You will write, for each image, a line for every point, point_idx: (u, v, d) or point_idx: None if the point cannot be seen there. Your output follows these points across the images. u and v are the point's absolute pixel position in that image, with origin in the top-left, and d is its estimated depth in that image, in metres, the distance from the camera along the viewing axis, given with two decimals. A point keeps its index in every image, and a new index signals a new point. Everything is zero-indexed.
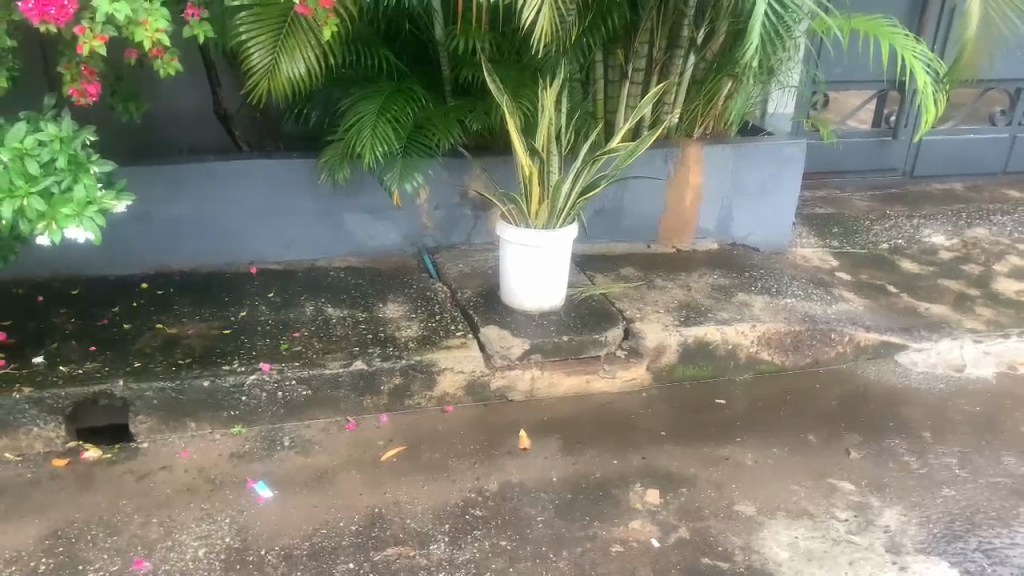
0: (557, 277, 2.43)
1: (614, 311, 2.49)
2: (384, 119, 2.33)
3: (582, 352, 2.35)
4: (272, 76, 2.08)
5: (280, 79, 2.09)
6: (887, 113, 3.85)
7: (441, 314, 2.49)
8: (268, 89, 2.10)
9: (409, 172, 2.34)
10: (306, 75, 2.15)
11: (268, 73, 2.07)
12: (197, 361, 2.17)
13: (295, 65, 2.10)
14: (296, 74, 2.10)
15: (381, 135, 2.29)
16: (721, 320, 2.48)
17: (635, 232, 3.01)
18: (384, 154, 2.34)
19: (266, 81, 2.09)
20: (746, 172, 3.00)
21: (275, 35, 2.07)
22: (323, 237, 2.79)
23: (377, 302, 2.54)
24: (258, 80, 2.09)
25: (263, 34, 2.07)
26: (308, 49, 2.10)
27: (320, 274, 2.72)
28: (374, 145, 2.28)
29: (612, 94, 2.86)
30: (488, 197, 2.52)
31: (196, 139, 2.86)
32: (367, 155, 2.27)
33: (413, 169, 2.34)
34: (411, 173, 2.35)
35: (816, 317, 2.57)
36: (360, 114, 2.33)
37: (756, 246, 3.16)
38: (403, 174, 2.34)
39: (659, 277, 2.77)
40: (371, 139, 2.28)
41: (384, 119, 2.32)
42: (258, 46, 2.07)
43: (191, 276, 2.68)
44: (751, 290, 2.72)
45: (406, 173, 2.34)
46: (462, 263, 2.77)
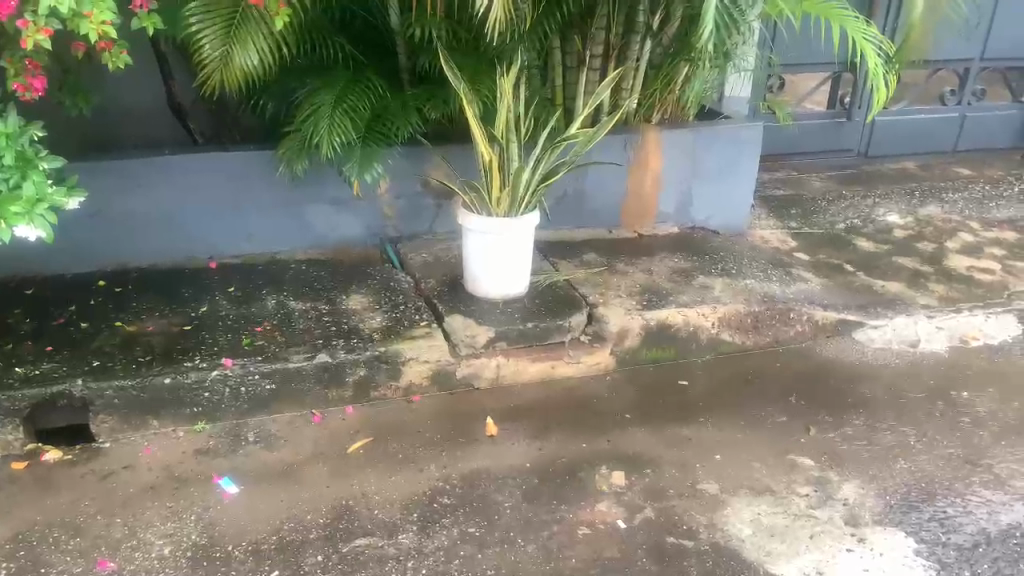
0: (521, 264, 2.44)
1: (578, 297, 2.50)
2: (341, 109, 2.30)
3: (547, 338, 2.37)
4: (226, 67, 2.04)
5: (234, 70, 2.04)
6: (841, 95, 3.92)
7: (405, 304, 2.48)
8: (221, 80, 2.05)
9: (369, 162, 2.32)
10: (260, 66, 2.11)
11: (220, 63, 2.02)
12: (158, 359, 2.15)
13: (247, 55, 2.05)
14: (250, 65, 2.06)
15: (338, 125, 2.27)
16: (683, 303, 2.51)
17: (597, 217, 3.03)
18: (343, 145, 2.32)
19: (219, 72, 2.04)
20: (704, 155, 3.04)
21: (227, 25, 2.03)
22: (283, 230, 2.76)
23: (341, 294, 2.53)
24: (211, 71, 2.04)
25: (214, 25, 2.03)
26: (260, 39, 2.06)
27: (282, 268, 2.69)
28: (331, 136, 2.25)
29: (571, 81, 2.87)
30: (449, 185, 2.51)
31: (150, 133, 2.81)
32: (324, 145, 2.24)
33: (372, 159, 2.32)
34: (372, 163, 2.32)
35: (775, 297, 2.62)
36: (317, 105, 2.30)
37: (715, 229, 3.19)
38: (363, 164, 2.32)
39: (621, 262, 2.80)
40: (328, 130, 2.25)
41: (341, 109, 2.30)
42: (210, 37, 2.03)
43: (149, 272, 2.63)
44: (712, 272, 2.75)
45: (365, 164, 2.32)
46: (425, 252, 2.77)
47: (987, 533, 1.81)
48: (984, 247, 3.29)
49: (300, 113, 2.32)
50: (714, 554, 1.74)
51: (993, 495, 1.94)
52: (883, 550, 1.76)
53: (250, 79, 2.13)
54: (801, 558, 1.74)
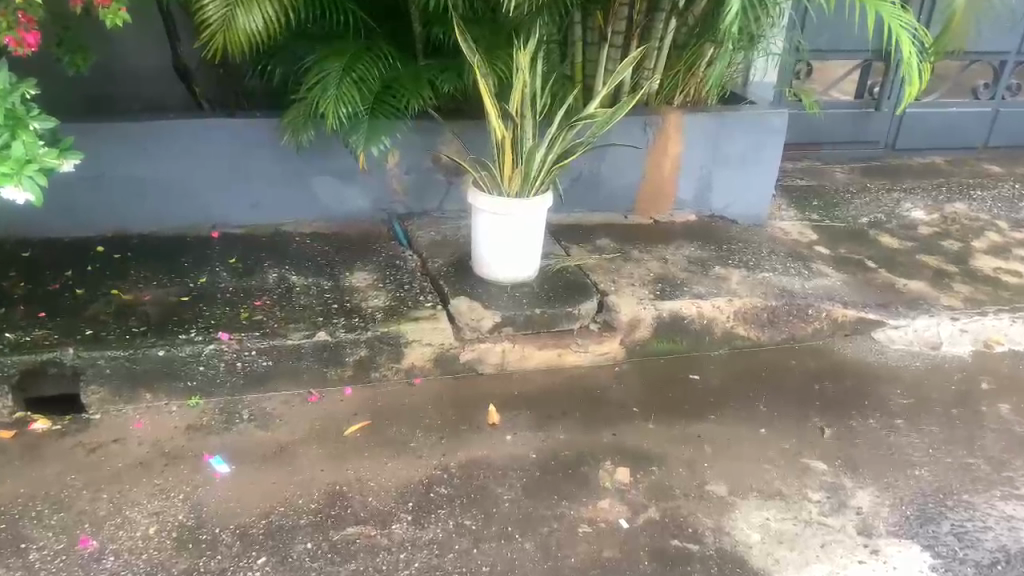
0: (530, 247, 2.36)
1: (588, 284, 2.43)
2: (349, 79, 2.21)
3: (555, 325, 2.30)
4: (229, 30, 1.93)
5: (237, 34, 1.94)
6: (870, 85, 3.77)
7: (411, 284, 2.41)
8: (223, 43, 1.95)
9: (376, 137, 2.24)
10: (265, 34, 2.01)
11: (222, 26, 1.92)
12: (152, 330, 2.08)
13: (251, 18, 1.95)
14: (254, 29, 1.95)
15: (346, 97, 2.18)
16: (697, 294, 2.42)
17: (613, 201, 2.93)
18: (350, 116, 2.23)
19: (221, 35, 1.94)
20: (727, 141, 2.94)
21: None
22: (289, 201, 2.67)
23: (344, 271, 2.44)
24: (212, 33, 1.94)
25: None
26: (266, 5, 1.96)
27: (285, 241, 2.61)
28: (336, 107, 2.16)
29: (591, 58, 2.76)
30: (460, 162, 2.42)
31: (154, 96, 2.73)
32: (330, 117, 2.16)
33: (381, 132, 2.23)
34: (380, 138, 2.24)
35: (794, 292, 2.52)
36: (323, 74, 2.21)
37: (734, 218, 3.10)
38: (369, 139, 2.23)
39: (635, 249, 2.71)
40: (334, 101, 2.16)
41: (348, 80, 2.21)
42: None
43: (150, 239, 2.57)
44: (728, 264, 2.65)
45: (372, 138, 2.23)
46: (434, 230, 2.69)
47: (1007, 551, 1.73)
48: (1013, 249, 3.17)
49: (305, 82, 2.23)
50: (719, 561, 1.67)
51: (1014, 510, 1.86)
52: (897, 564, 1.68)
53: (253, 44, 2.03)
54: (810, 568, 1.66)
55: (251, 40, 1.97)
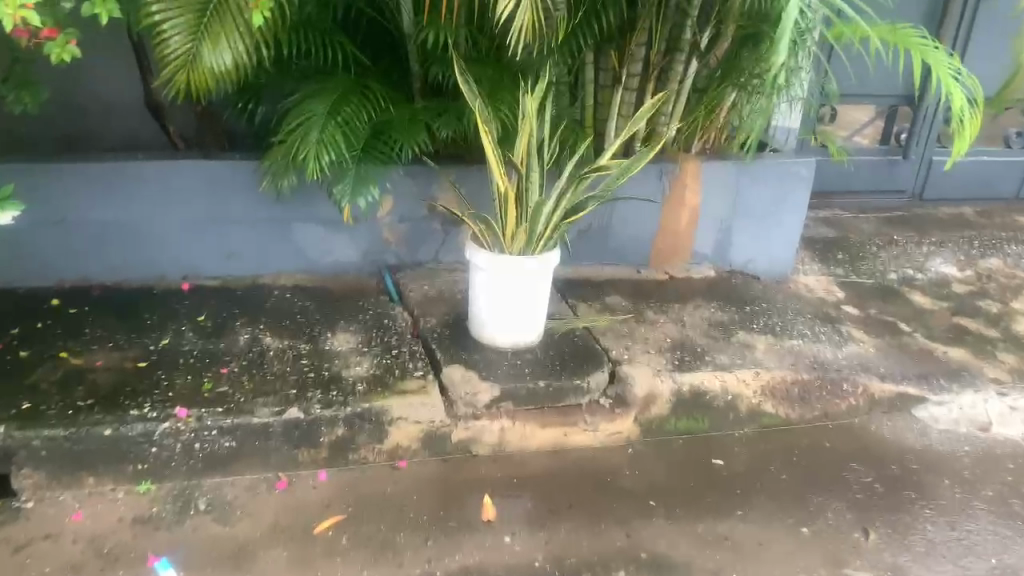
0: (534, 310, 2.11)
1: (599, 351, 2.16)
2: (334, 122, 1.97)
3: (560, 400, 2.03)
4: (191, 67, 1.70)
5: (201, 72, 1.71)
6: (897, 131, 3.58)
7: (400, 348, 2.14)
8: (184, 82, 1.71)
9: (363, 187, 1.99)
10: (234, 70, 1.77)
11: (184, 62, 1.68)
12: (99, 404, 1.83)
13: (219, 55, 1.72)
14: (221, 67, 1.72)
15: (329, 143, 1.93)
16: (721, 365, 2.17)
17: (624, 255, 2.68)
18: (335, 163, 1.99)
19: (182, 72, 1.70)
20: (749, 191, 2.70)
21: (196, 19, 1.70)
22: (268, 249, 2.42)
23: (325, 331, 2.18)
24: (172, 70, 1.70)
25: (182, 18, 1.69)
26: (235, 37, 1.72)
27: (263, 294, 2.36)
28: (319, 154, 1.91)
29: (603, 101, 2.53)
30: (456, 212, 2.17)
31: (124, 130, 2.49)
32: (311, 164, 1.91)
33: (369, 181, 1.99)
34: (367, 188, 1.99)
35: (826, 364, 2.26)
36: (306, 115, 1.96)
37: (755, 274, 2.85)
38: (356, 189, 1.98)
39: (650, 308, 2.44)
40: (316, 147, 1.91)
41: (334, 123, 1.96)
42: (174, 31, 1.69)
43: (112, 291, 2.31)
44: (753, 327, 2.39)
45: (359, 188, 1.99)
46: (429, 284, 2.44)
47: None
48: None
49: (285, 123, 1.98)
50: None
51: None
52: None
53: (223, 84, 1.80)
54: None
55: (217, 80, 1.74)
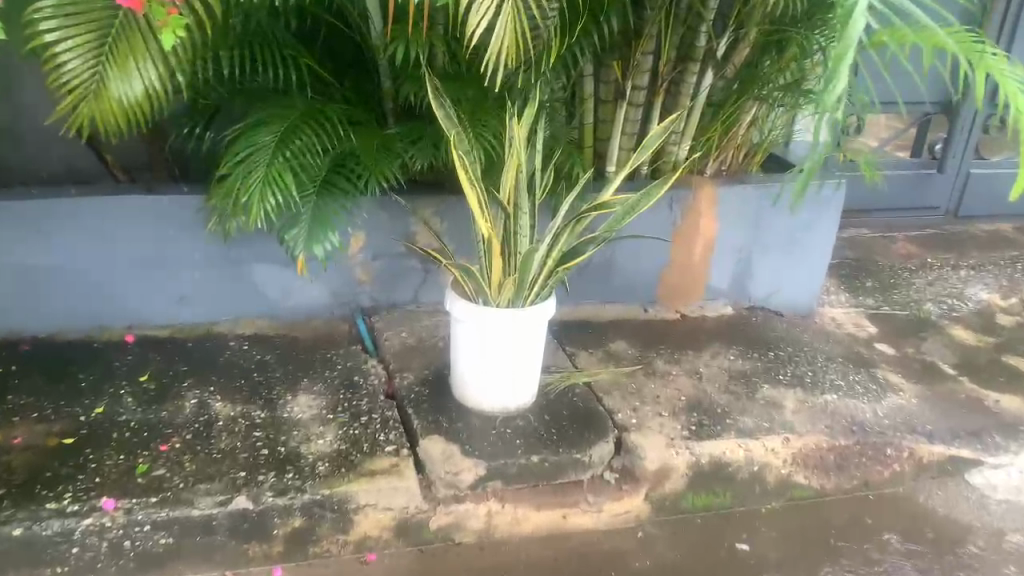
0: (527, 369, 1.82)
1: (602, 415, 1.86)
2: (286, 155, 1.67)
3: (559, 477, 1.74)
4: (97, 98, 1.44)
5: (109, 104, 1.45)
6: (930, 140, 3.25)
7: (371, 413, 1.85)
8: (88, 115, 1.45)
9: (321, 230, 1.70)
10: (150, 101, 1.51)
11: (86, 92, 1.43)
12: (11, 494, 1.54)
13: (129, 83, 1.46)
14: (132, 97, 1.47)
15: (280, 181, 1.64)
16: (743, 429, 1.87)
17: (630, 291, 2.37)
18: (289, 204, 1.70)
19: (85, 104, 1.44)
20: (772, 218, 2.39)
21: (100, 42, 1.45)
22: (224, 294, 2.13)
23: (284, 393, 1.89)
24: (73, 102, 1.44)
25: (82, 41, 1.44)
26: (148, 62, 1.47)
27: (218, 346, 2.07)
28: (264, 194, 1.62)
29: (603, 118, 2.23)
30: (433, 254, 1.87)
31: (65, 159, 2.21)
32: (255, 206, 1.62)
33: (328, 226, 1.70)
34: (326, 232, 1.71)
35: (865, 424, 1.96)
36: (250, 147, 1.67)
37: (778, 309, 2.53)
38: (312, 233, 1.70)
39: (659, 356, 2.14)
40: (261, 186, 1.62)
41: (283, 156, 1.67)
42: (73, 56, 1.43)
43: (47, 344, 2.03)
44: (779, 379, 2.09)
45: (316, 232, 1.70)
46: (407, 331, 2.15)
47: None
48: None
49: (226, 157, 1.69)
50: None
51: None
52: None
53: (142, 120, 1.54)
54: None
55: (130, 114, 1.49)
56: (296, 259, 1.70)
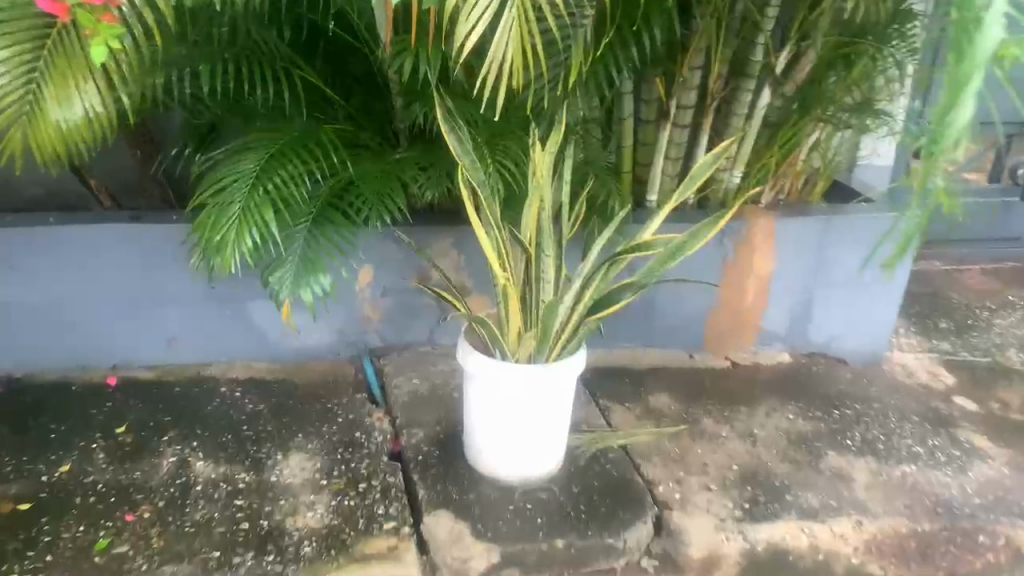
0: (550, 432, 1.56)
1: (640, 488, 1.60)
2: (271, 186, 1.45)
3: (586, 563, 1.48)
4: (31, 124, 1.28)
5: (46, 131, 1.29)
6: (1012, 164, 2.92)
7: (371, 479, 1.60)
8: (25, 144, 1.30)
9: (311, 272, 1.47)
10: (97, 125, 1.35)
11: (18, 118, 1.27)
12: None
13: (70, 107, 1.30)
14: (73, 124, 1.31)
15: (263, 217, 1.43)
16: (807, 509, 1.59)
17: (673, 335, 2.10)
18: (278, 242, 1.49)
19: (18, 131, 1.29)
20: (836, 254, 2.10)
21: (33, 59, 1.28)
22: (217, 333, 1.91)
23: (274, 453, 1.66)
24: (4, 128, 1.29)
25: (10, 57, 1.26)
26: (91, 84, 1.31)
27: (207, 392, 1.85)
28: (241, 233, 1.41)
29: (644, 141, 1.96)
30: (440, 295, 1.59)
31: (54, 180, 2.02)
32: (230, 246, 1.40)
33: (319, 267, 1.47)
34: (317, 275, 1.47)
35: (951, 504, 1.66)
36: (230, 177, 1.45)
37: (842, 356, 2.23)
38: (300, 276, 1.46)
39: (706, 414, 1.87)
40: (238, 223, 1.41)
41: (263, 190, 1.44)
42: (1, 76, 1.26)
43: (20, 386, 1.82)
44: (846, 445, 1.79)
45: (304, 274, 1.47)
46: (420, 378, 1.90)
47: None
48: None
49: (203, 187, 1.48)
50: None
51: None
52: None
53: (87, 144, 1.39)
54: None
55: (71, 140, 1.33)
56: (280, 306, 1.47)
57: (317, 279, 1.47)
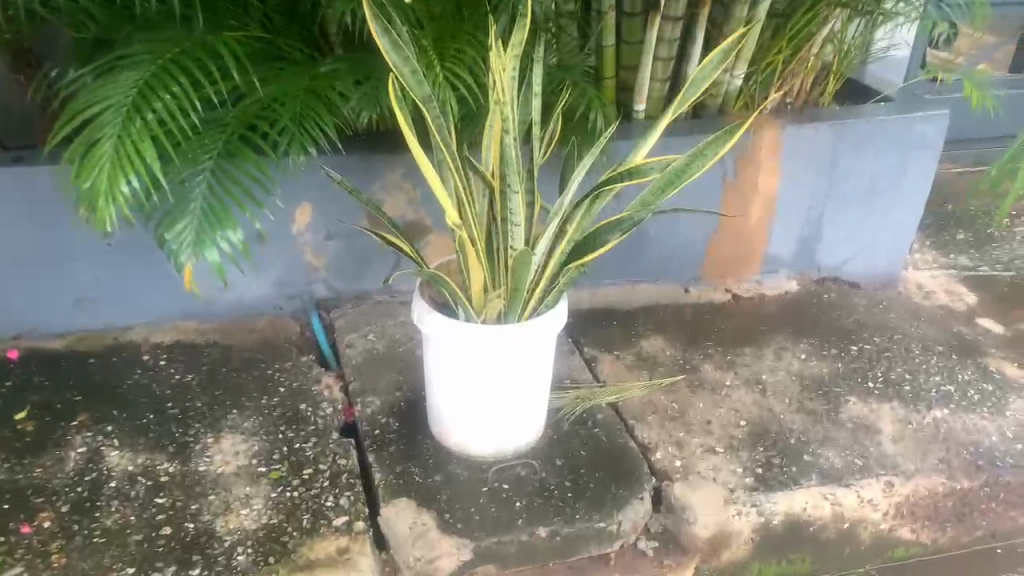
0: (526, 402, 1.31)
1: (636, 457, 1.36)
2: (155, 115, 1.20)
3: (573, 552, 1.26)
4: None
5: None
6: None
7: (319, 463, 1.35)
8: None
9: (215, 225, 1.22)
10: None
11: None
12: None
13: None
14: None
15: (146, 156, 1.18)
16: (829, 470, 1.37)
17: (666, 266, 1.84)
18: (173, 186, 1.24)
19: None
20: (851, 165, 1.82)
21: None
22: (135, 291, 1.62)
23: (203, 436, 1.41)
24: None
25: None
26: None
27: (126, 361, 1.57)
28: (116, 176, 1.15)
29: (629, 38, 1.63)
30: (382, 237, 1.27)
31: None
32: (104, 195, 1.15)
33: (226, 215, 1.23)
34: (223, 227, 1.23)
35: (993, 454, 1.43)
36: (98, 104, 1.19)
37: (855, 280, 1.98)
38: (201, 230, 1.21)
39: (706, 360, 1.63)
40: (112, 164, 1.15)
41: (141, 121, 1.19)
42: None
43: None
44: (868, 389, 1.57)
45: (207, 228, 1.22)
46: (375, 333, 1.63)
47: None
48: None
49: (68, 116, 1.21)
50: None
51: None
52: None
53: None
54: None
55: None
56: (182, 268, 1.22)
57: (223, 233, 1.22)
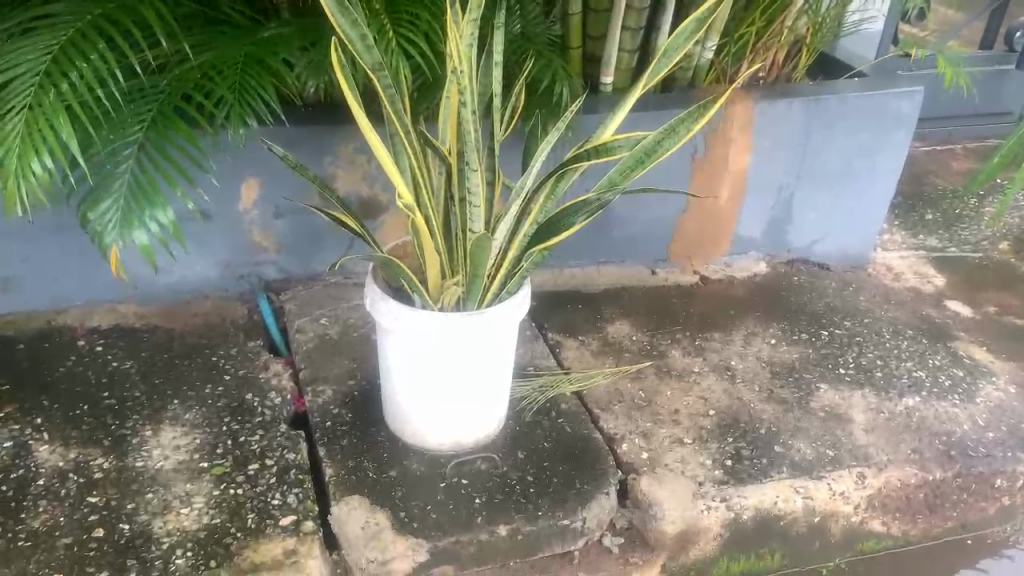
0: (485, 392, 1.24)
1: (602, 449, 1.30)
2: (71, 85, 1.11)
3: (535, 550, 1.20)
4: None
5: None
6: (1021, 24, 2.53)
7: (266, 457, 1.27)
8: None
9: (143, 205, 1.15)
10: None
11: None
12: None
13: None
14: None
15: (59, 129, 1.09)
16: (800, 461, 1.32)
17: (634, 247, 1.78)
18: (94, 164, 1.16)
19: None
20: (823, 143, 1.76)
21: None
22: (67, 271, 1.51)
23: (141, 429, 1.31)
24: None
25: None
26: None
27: (58, 347, 1.46)
28: (29, 153, 1.07)
29: (596, 7, 1.54)
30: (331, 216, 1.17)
31: None
32: (14, 174, 1.07)
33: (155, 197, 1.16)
34: (152, 207, 1.16)
35: (966, 443, 1.40)
36: (6, 71, 1.10)
37: (823, 262, 1.93)
38: (127, 210, 1.14)
39: (675, 345, 1.57)
40: (21, 143, 1.07)
41: (56, 92, 1.10)
42: None
43: None
44: (838, 376, 1.53)
45: (134, 208, 1.15)
46: (329, 317, 1.55)
47: None
48: None
49: None
50: None
51: None
52: None
53: None
54: None
55: None
56: (109, 250, 1.15)
57: (152, 213, 1.15)
